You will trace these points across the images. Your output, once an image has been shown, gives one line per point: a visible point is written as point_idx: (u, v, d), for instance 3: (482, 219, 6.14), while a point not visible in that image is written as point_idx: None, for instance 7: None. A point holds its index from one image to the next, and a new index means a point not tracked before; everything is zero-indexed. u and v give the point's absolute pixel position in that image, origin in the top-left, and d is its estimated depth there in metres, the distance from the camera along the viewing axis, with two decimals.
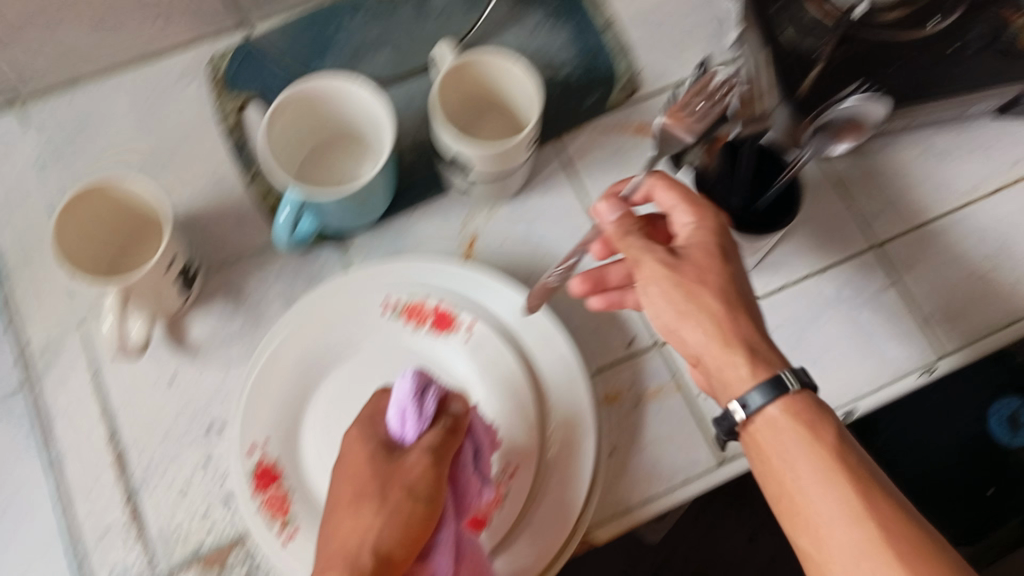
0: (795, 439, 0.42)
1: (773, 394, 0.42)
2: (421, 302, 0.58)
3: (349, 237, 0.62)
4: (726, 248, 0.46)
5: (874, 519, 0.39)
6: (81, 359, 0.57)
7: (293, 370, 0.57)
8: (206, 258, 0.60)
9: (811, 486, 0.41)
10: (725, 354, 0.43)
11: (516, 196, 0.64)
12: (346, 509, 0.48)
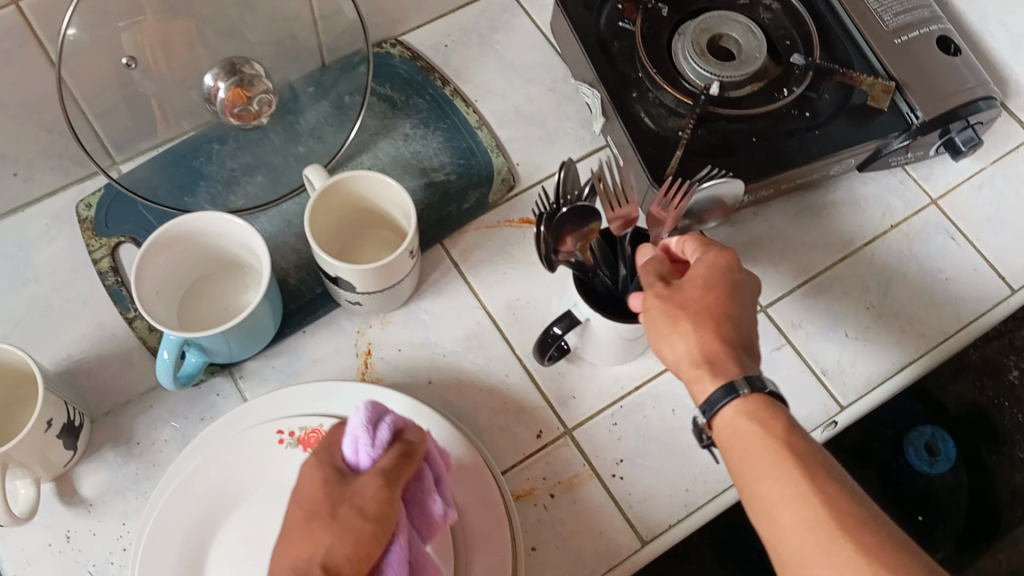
0: (750, 433, 0.43)
1: (730, 396, 0.43)
2: (315, 429, 0.55)
3: (242, 364, 0.61)
4: (731, 282, 0.48)
5: (825, 502, 0.39)
6: None
7: (187, 520, 0.52)
8: (92, 406, 0.58)
9: (764, 475, 0.41)
10: (692, 369, 0.45)
11: (408, 304, 0.64)
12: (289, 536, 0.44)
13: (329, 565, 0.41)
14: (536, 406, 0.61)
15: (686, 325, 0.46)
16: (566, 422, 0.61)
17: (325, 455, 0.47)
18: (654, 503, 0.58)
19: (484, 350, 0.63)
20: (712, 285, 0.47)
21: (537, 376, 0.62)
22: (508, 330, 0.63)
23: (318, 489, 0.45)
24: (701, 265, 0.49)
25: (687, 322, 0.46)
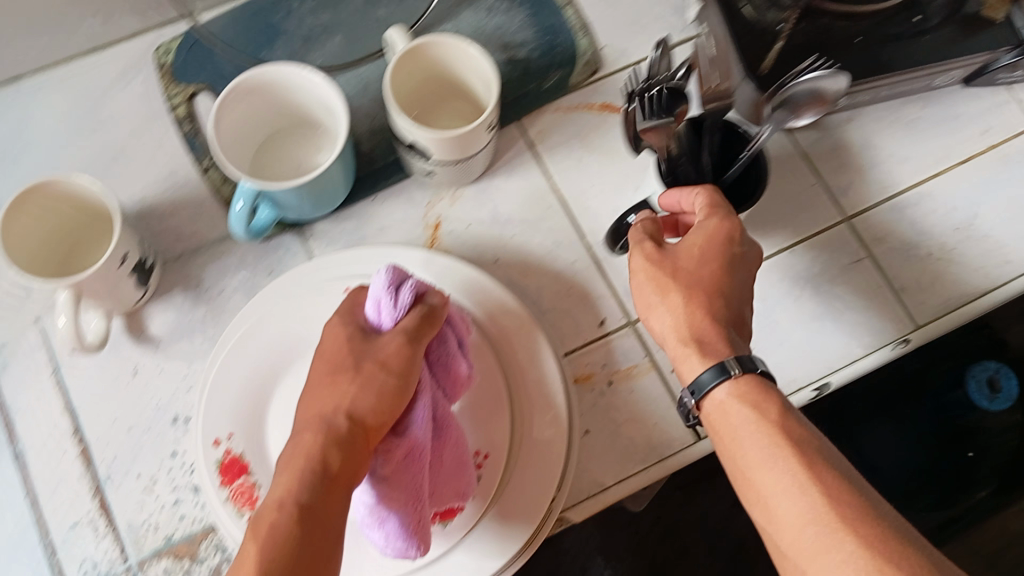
0: (742, 416, 0.45)
1: (721, 376, 0.46)
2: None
3: (311, 224, 0.61)
4: (724, 254, 0.49)
5: (814, 482, 0.41)
6: (42, 355, 0.56)
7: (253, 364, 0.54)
8: (163, 251, 0.59)
9: (756, 458, 0.43)
10: (679, 344, 0.49)
11: (479, 179, 0.62)
12: (312, 421, 0.49)
13: (353, 414, 0.48)
14: (601, 296, 0.60)
15: (673, 297, 0.49)
16: (631, 314, 0.60)
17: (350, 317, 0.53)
18: None
19: (553, 234, 0.61)
20: (706, 258, 0.50)
21: (605, 265, 0.61)
22: (578, 216, 0.62)
23: (342, 350, 0.51)
24: (698, 234, 0.50)
25: (672, 288, 0.50)
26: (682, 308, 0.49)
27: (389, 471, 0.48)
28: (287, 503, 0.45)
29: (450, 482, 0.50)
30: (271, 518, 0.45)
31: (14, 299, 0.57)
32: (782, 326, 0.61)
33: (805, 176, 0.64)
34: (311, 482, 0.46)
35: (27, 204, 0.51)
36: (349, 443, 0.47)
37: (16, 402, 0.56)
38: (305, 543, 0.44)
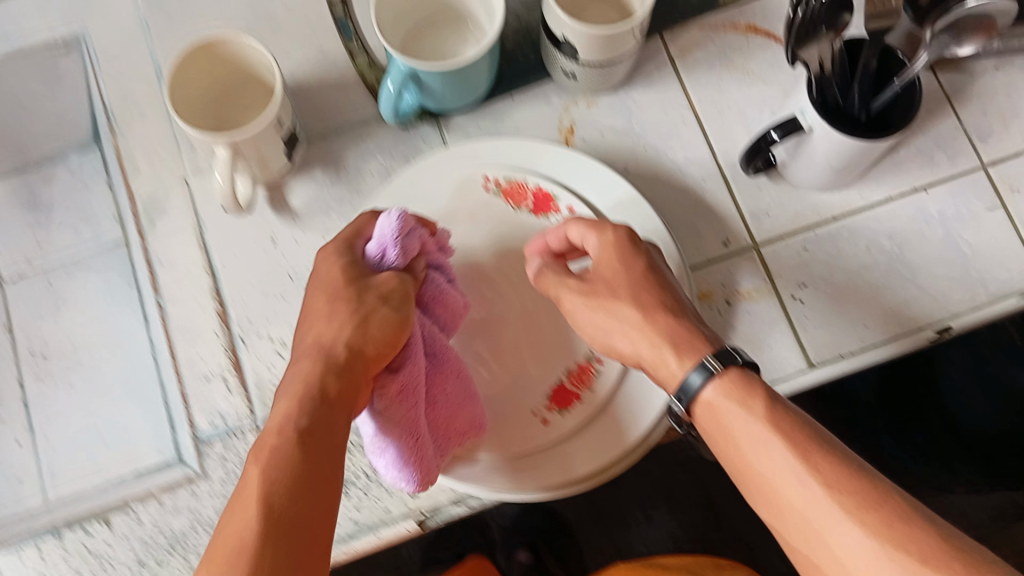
0: (731, 415, 0.41)
1: (704, 376, 0.42)
2: (520, 183, 0.57)
3: (450, 117, 0.62)
4: (634, 263, 0.49)
5: (815, 474, 0.38)
6: (188, 215, 0.59)
7: None
8: (308, 128, 0.61)
9: (755, 454, 0.40)
10: (653, 351, 0.46)
11: (618, 90, 0.63)
12: (309, 355, 0.46)
13: (352, 345, 0.46)
14: (727, 214, 0.60)
15: (622, 311, 0.47)
16: (756, 237, 0.60)
17: (332, 256, 0.51)
18: (828, 331, 0.58)
19: (684, 151, 0.61)
20: (627, 264, 0.48)
21: (734, 185, 0.61)
22: (713, 134, 0.62)
23: (333, 287, 0.49)
24: (603, 246, 0.49)
25: (613, 303, 0.48)
26: (634, 326, 0.47)
27: (386, 407, 0.47)
28: (287, 428, 0.42)
29: (460, 414, 0.50)
30: (273, 443, 0.41)
31: (166, 159, 0.60)
32: (907, 265, 0.60)
33: (947, 118, 0.63)
34: (311, 407, 0.43)
35: (201, 49, 0.53)
36: (348, 371, 0.45)
37: (160, 256, 0.58)
38: (315, 464, 0.41)
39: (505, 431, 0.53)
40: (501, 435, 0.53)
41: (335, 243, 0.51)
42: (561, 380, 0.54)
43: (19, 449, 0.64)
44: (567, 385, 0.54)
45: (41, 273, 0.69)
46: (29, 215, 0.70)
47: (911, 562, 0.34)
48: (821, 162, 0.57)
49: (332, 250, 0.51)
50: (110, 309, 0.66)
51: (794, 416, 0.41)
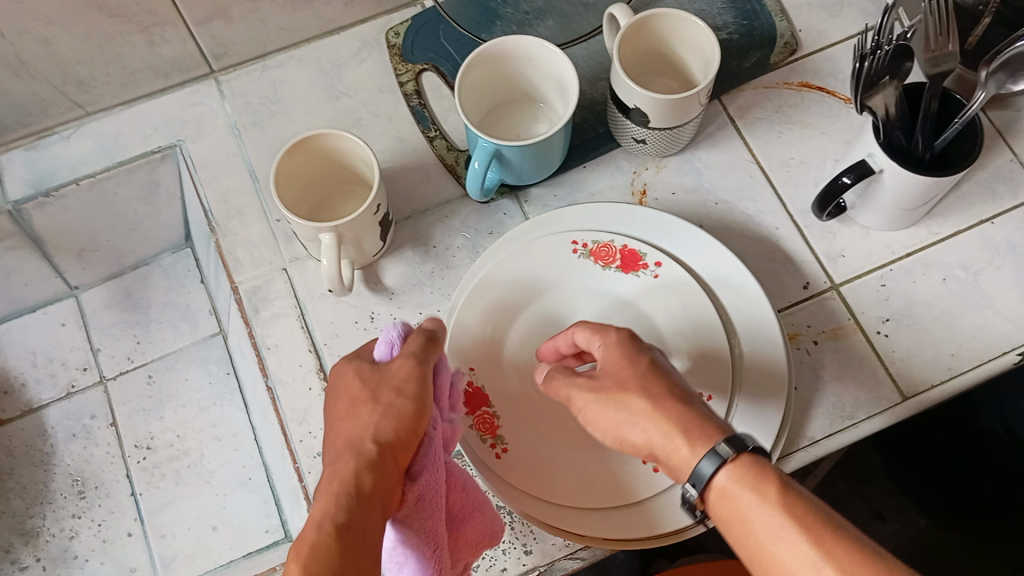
0: (740, 501, 0.40)
1: (717, 462, 0.41)
2: (607, 244, 0.58)
3: (527, 190, 0.65)
4: (637, 355, 0.46)
5: (829, 560, 0.37)
6: (289, 300, 0.62)
7: (493, 303, 0.57)
8: (396, 211, 0.64)
9: (766, 539, 0.38)
10: (668, 441, 0.43)
11: (684, 151, 0.66)
12: (346, 449, 0.43)
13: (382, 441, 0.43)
14: (803, 259, 0.63)
15: (636, 404, 0.44)
16: (834, 278, 0.62)
17: (355, 364, 0.48)
18: (917, 363, 0.60)
19: (755, 203, 0.64)
20: (632, 358, 0.46)
21: (806, 231, 0.63)
22: (780, 185, 0.65)
23: (351, 385, 0.46)
24: (609, 343, 0.48)
25: (626, 396, 0.45)
26: (652, 417, 0.44)
27: (406, 516, 0.44)
28: (327, 524, 0.39)
29: (470, 522, 0.50)
30: (313, 538, 0.39)
31: (265, 249, 0.63)
32: (984, 293, 0.61)
33: (1002, 152, 0.65)
34: (348, 503, 0.40)
35: (306, 149, 0.57)
36: (381, 464, 0.42)
37: (266, 341, 0.61)
38: (355, 561, 0.39)
39: (618, 483, 0.53)
40: (614, 487, 0.53)
41: (343, 359, 0.48)
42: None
43: (129, 538, 0.66)
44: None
45: (142, 367, 0.72)
46: (126, 314, 0.74)
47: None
48: (891, 203, 0.59)
49: (352, 364, 0.48)
50: (212, 400, 0.69)
51: (808, 498, 0.39)
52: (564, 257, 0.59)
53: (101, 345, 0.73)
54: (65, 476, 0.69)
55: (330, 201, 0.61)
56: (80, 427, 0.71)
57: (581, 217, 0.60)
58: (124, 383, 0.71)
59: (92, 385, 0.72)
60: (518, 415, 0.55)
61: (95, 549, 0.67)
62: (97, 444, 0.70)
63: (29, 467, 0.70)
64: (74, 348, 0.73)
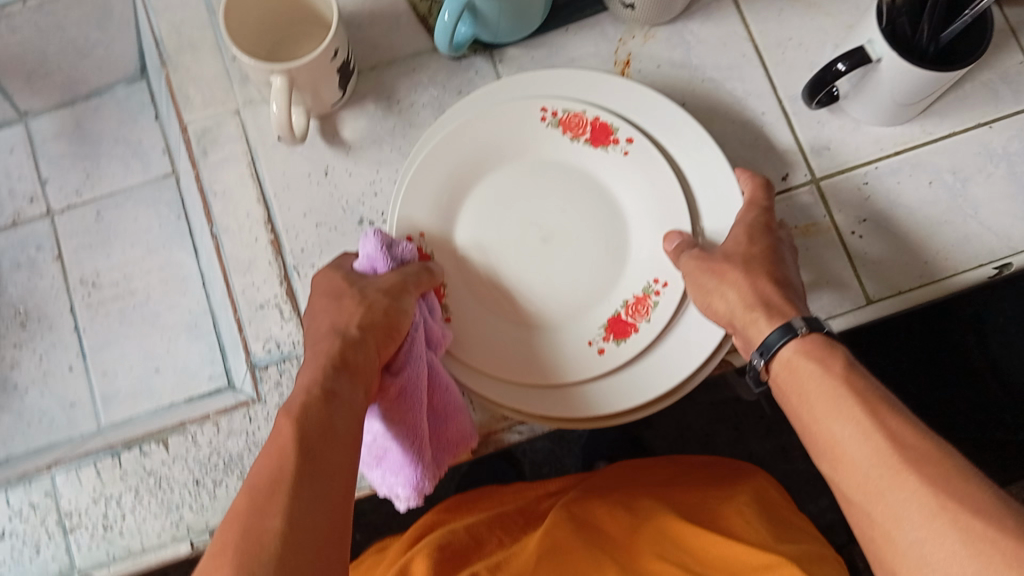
0: (805, 371, 0.42)
1: (787, 335, 0.44)
2: (579, 115, 0.54)
3: (503, 49, 0.61)
4: (761, 240, 0.50)
5: (880, 429, 0.38)
6: (241, 146, 0.58)
7: (453, 164, 0.54)
8: (360, 60, 0.60)
9: (822, 407, 0.40)
10: (748, 314, 0.46)
11: (675, 21, 0.61)
12: (322, 344, 0.45)
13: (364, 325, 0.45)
14: (787, 149, 0.59)
15: (735, 276, 0.48)
16: (815, 172, 0.59)
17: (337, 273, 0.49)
18: (886, 269, 0.57)
19: (744, 84, 0.60)
20: (754, 241, 0.50)
21: (794, 119, 0.60)
22: (773, 68, 0.60)
23: (334, 291, 0.48)
24: (738, 223, 0.51)
25: (727, 266, 0.48)
26: (736, 287, 0.47)
27: (387, 406, 0.46)
28: (313, 390, 0.40)
29: (452, 423, 0.49)
30: (301, 401, 0.40)
31: (219, 89, 0.59)
32: (969, 201, 0.58)
33: (1015, 51, 0.60)
34: (330, 375, 0.42)
35: None
36: (363, 344, 0.44)
37: (214, 187, 0.58)
38: (336, 425, 0.39)
39: (559, 364, 0.52)
40: (553, 368, 0.52)
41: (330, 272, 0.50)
42: (617, 311, 0.53)
43: (71, 373, 0.65)
44: (620, 315, 0.52)
45: (91, 203, 0.69)
46: (77, 145, 0.70)
47: (960, 513, 0.34)
48: (886, 96, 0.55)
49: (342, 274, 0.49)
50: (162, 241, 0.66)
51: (871, 382, 0.41)
52: (530, 126, 0.55)
53: (49, 176, 0.70)
54: (9, 306, 0.68)
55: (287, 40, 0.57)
56: (25, 258, 0.69)
57: (551, 81, 0.55)
58: (72, 218, 0.68)
59: (39, 216, 0.69)
60: (468, 289, 0.54)
61: (36, 379, 0.66)
62: (42, 277, 0.68)
63: None
64: (21, 176, 0.70)
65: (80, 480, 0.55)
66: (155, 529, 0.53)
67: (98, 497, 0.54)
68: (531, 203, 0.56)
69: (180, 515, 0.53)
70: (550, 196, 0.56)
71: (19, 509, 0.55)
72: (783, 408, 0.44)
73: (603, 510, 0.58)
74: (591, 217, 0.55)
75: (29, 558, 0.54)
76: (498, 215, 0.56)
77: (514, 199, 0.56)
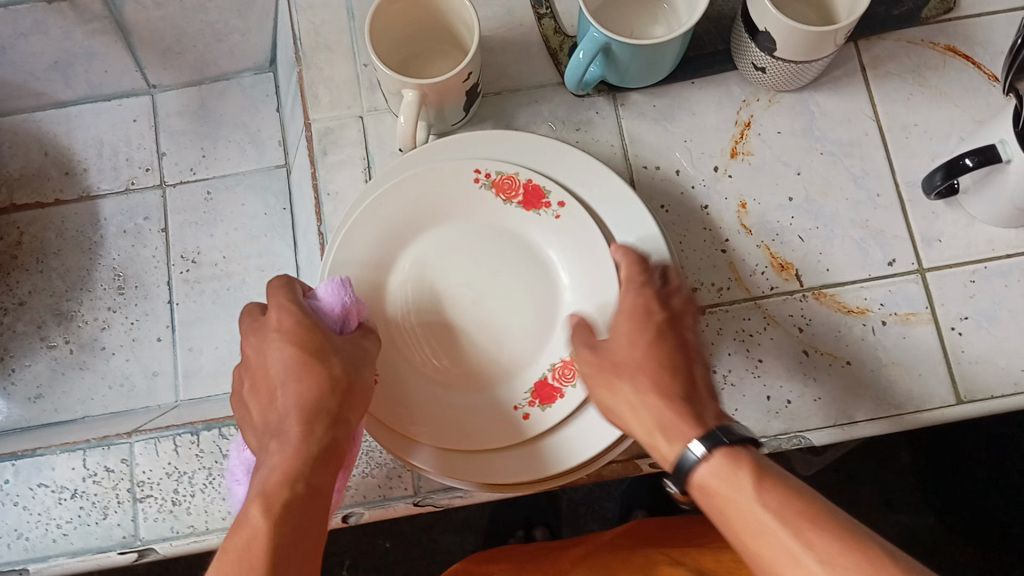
0: (725, 496, 0.38)
1: (694, 457, 0.40)
2: (511, 177, 0.53)
3: (627, 93, 0.61)
4: (645, 327, 0.46)
5: (811, 551, 0.35)
6: (360, 150, 0.60)
7: (389, 224, 0.53)
8: (486, 84, 0.61)
9: (750, 534, 0.37)
10: (648, 433, 0.43)
11: (803, 90, 0.61)
12: (281, 410, 0.41)
13: (342, 399, 0.42)
14: (897, 235, 0.59)
15: (625, 385, 0.44)
16: (923, 261, 0.58)
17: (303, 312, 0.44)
18: (982, 371, 0.56)
19: (863, 163, 0.60)
20: (638, 338, 0.46)
21: (909, 206, 0.59)
22: (894, 151, 0.60)
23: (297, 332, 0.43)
24: (622, 310, 0.48)
25: (615, 377, 0.45)
26: (632, 405, 0.44)
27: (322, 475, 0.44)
28: (298, 487, 0.38)
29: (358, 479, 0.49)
30: (284, 499, 0.37)
31: (347, 92, 0.61)
32: None
33: None
34: (313, 466, 0.39)
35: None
36: (341, 424, 0.41)
37: (328, 186, 0.59)
38: (316, 529, 0.38)
39: (485, 431, 0.50)
40: (482, 437, 0.50)
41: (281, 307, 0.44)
42: (546, 375, 0.52)
43: (158, 343, 0.67)
44: (549, 379, 0.51)
45: (203, 181, 0.71)
46: (198, 124, 0.72)
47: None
48: (1007, 198, 0.55)
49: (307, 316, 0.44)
50: (265, 230, 0.69)
51: (790, 487, 0.38)
52: (463, 186, 0.54)
53: (167, 150, 0.72)
54: (108, 269, 0.70)
55: (419, 56, 0.59)
56: (131, 226, 0.71)
57: (481, 144, 0.55)
58: (183, 194, 0.71)
59: (151, 187, 0.71)
60: (398, 353, 0.52)
61: (123, 344, 0.68)
62: (145, 246, 0.70)
63: (76, 252, 0.71)
64: (140, 145, 0.72)
65: (158, 452, 0.56)
66: (221, 512, 0.54)
67: (172, 471, 0.55)
68: (467, 265, 0.54)
69: None
70: (486, 258, 0.54)
71: (94, 471, 0.56)
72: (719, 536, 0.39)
73: None
74: (524, 280, 0.54)
75: (95, 522, 0.55)
76: (433, 276, 0.54)
77: (445, 260, 0.54)
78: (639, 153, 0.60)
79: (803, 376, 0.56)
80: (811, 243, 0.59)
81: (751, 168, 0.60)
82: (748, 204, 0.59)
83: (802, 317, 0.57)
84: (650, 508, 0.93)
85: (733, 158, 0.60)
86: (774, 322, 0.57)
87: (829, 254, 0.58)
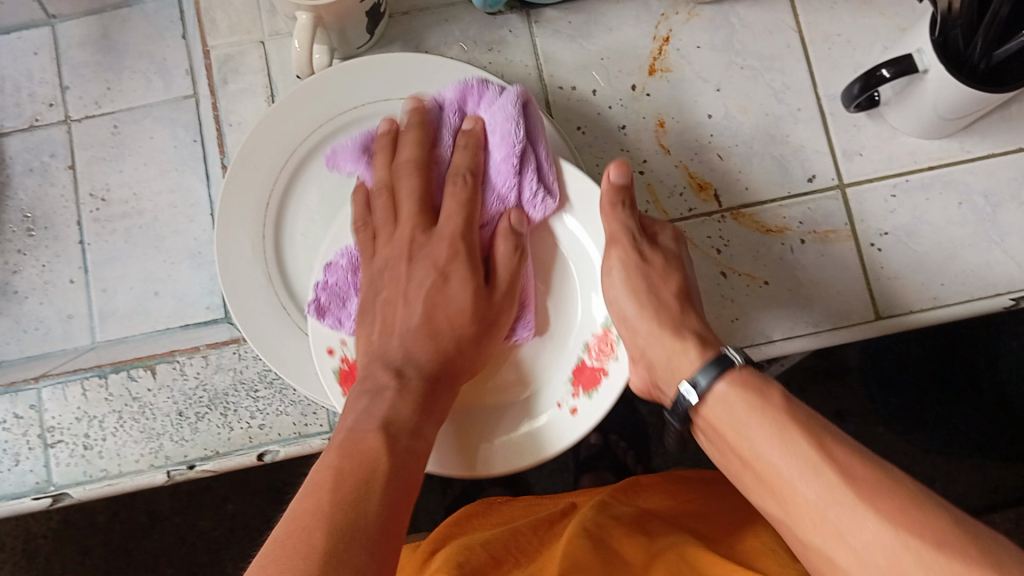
0: (742, 405, 0.43)
1: (720, 370, 0.45)
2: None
3: (541, 9, 0.59)
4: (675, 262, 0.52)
5: (829, 463, 0.39)
6: (261, 78, 0.57)
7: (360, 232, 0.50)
8: (393, 3, 0.59)
9: (766, 445, 0.41)
10: (676, 342, 0.48)
11: (723, 1, 0.59)
12: (446, 321, 0.48)
13: None
14: (817, 150, 0.57)
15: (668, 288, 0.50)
16: (843, 176, 0.57)
17: (475, 152, 0.48)
18: (901, 286, 0.56)
19: (784, 77, 0.58)
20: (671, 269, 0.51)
21: (830, 120, 0.58)
22: (816, 63, 0.58)
23: (419, 276, 0.49)
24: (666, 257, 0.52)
25: (645, 295, 0.49)
26: (654, 329, 0.49)
27: None
28: None
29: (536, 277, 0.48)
30: None
31: (246, 16, 0.58)
32: (994, 226, 0.56)
33: None
34: None
35: None
36: None
37: (230, 118, 0.57)
38: None
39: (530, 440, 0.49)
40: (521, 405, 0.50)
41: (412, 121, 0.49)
42: (581, 358, 0.49)
43: (71, 285, 0.66)
44: (583, 362, 0.49)
45: (109, 115, 0.68)
46: (101, 55, 0.69)
47: (923, 549, 0.34)
48: (928, 109, 0.53)
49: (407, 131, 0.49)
50: (176, 164, 0.67)
51: (806, 410, 0.42)
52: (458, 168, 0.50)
53: (71, 84, 0.69)
54: (16, 211, 0.68)
55: None
56: (37, 164, 0.69)
57: (380, 73, 0.53)
58: (88, 128, 0.68)
59: (56, 123, 0.69)
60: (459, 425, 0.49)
61: (36, 288, 0.66)
62: (53, 185, 0.68)
63: None
64: (42, 79, 0.70)
65: (66, 397, 0.57)
66: (134, 455, 0.56)
67: (82, 416, 0.57)
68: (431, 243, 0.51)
69: (161, 443, 0.56)
70: None
71: (3, 418, 0.57)
72: (722, 458, 0.45)
73: (616, 532, 0.55)
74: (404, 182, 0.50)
75: (8, 469, 0.56)
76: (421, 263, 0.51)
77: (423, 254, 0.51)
78: (554, 73, 0.58)
79: (721, 299, 0.56)
80: (730, 163, 0.57)
81: (669, 85, 0.58)
82: (666, 123, 0.58)
83: (720, 239, 0.57)
84: (603, 429, 0.92)
85: (651, 75, 0.58)
86: (692, 245, 0.56)
87: (748, 172, 0.57)
